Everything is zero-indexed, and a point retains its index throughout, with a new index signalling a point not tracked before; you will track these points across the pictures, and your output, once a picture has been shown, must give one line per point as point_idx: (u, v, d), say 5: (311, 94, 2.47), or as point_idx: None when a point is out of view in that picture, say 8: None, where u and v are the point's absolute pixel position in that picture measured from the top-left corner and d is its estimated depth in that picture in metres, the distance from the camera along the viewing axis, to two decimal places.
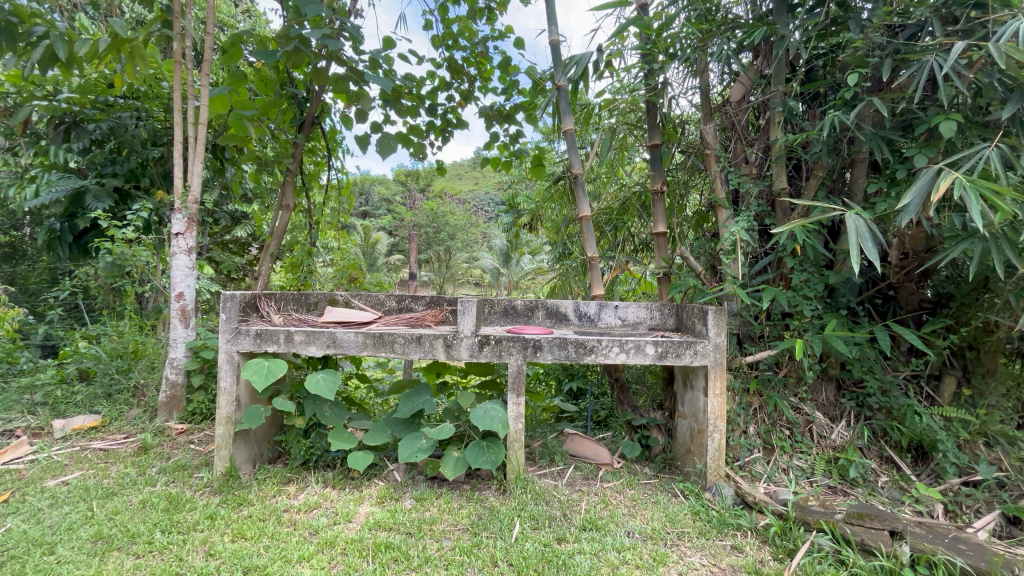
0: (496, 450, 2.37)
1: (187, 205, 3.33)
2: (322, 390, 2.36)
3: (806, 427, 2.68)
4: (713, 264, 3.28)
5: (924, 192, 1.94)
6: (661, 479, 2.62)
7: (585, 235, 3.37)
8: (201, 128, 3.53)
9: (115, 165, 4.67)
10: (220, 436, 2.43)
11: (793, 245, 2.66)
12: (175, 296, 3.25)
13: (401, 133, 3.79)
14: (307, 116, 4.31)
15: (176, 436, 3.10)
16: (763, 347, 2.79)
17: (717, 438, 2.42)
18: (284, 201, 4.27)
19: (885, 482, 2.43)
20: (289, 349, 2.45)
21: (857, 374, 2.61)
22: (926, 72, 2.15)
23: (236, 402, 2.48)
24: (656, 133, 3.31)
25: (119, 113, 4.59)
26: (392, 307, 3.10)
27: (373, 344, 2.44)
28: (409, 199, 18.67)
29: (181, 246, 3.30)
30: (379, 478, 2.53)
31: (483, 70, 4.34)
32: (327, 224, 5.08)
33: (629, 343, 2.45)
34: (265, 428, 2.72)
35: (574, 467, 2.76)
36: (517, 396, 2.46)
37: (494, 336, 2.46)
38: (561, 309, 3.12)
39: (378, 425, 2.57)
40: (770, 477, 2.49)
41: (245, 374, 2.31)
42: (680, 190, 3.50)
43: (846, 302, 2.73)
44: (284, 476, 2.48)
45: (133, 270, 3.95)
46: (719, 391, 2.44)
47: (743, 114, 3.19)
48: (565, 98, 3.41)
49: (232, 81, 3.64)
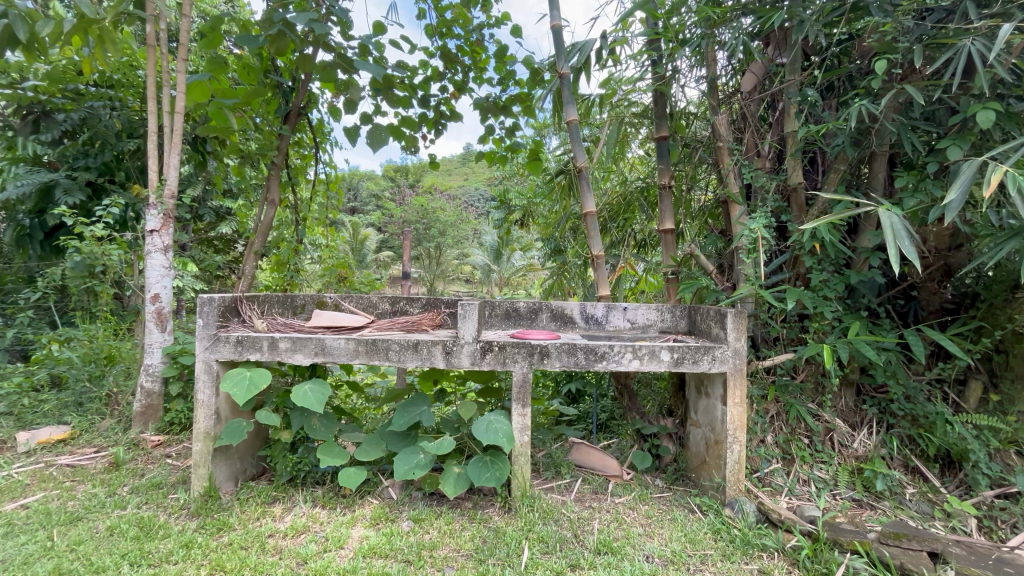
0: (501, 466, 2.17)
1: (163, 200, 3.09)
2: (309, 403, 2.14)
3: (825, 435, 2.55)
4: (723, 262, 3.13)
5: (968, 188, 1.81)
6: (674, 493, 2.46)
7: (590, 232, 3.20)
8: (178, 117, 3.28)
9: (89, 158, 4.45)
10: (198, 453, 2.22)
11: (813, 243, 2.50)
12: (150, 298, 3.02)
13: (394, 125, 3.58)
14: (293, 107, 4.07)
15: (152, 450, 2.88)
16: (780, 351, 2.64)
17: (737, 451, 2.27)
18: (269, 197, 4.03)
19: (913, 494, 2.30)
20: (274, 358, 2.24)
21: (880, 379, 2.47)
22: (963, 59, 2.00)
23: (216, 415, 2.27)
24: (664, 124, 3.13)
25: (91, 102, 4.31)
26: (385, 310, 2.90)
27: (366, 351, 2.24)
28: (398, 194, 18.33)
29: (156, 244, 3.06)
30: (373, 495, 2.35)
31: (478, 60, 4.13)
32: (315, 220, 4.85)
33: (643, 348, 2.28)
34: (249, 442, 2.51)
35: (582, 479, 2.59)
36: (522, 406, 2.27)
37: (497, 342, 2.27)
38: (566, 312, 2.95)
39: (371, 438, 2.37)
40: (792, 491, 2.35)
41: (225, 387, 2.09)
42: (688, 185, 3.34)
43: (867, 302, 2.60)
44: (269, 495, 2.28)
45: (106, 269, 3.70)
46: (739, 400, 2.28)
47: (755, 104, 3.03)
48: (568, 88, 3.22)
49: (211, 67, 3.39)
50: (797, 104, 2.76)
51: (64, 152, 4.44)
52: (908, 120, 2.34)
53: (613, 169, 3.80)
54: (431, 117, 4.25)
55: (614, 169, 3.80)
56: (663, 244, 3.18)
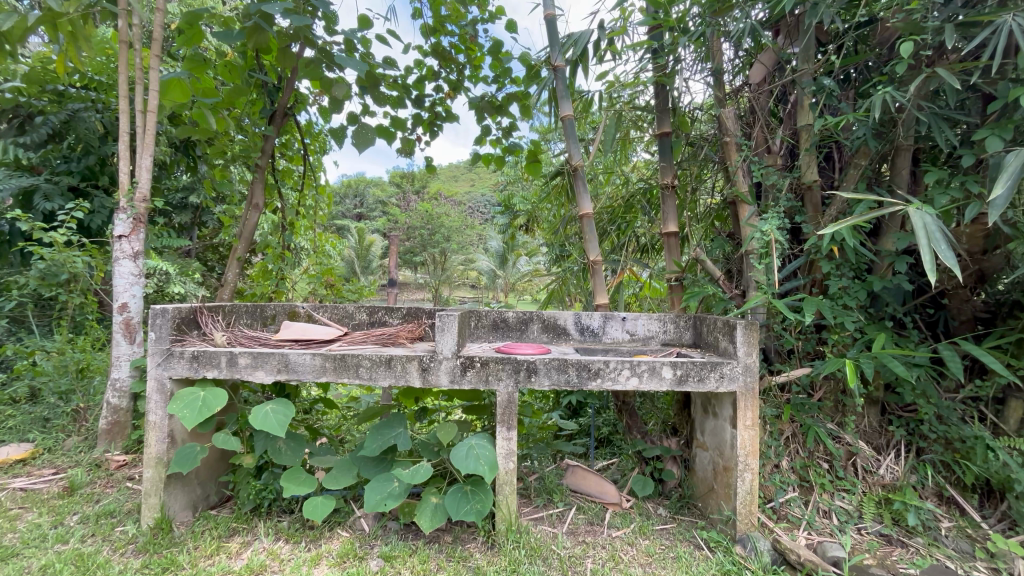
0: (482, 498, 1.94)
1: (134, 203, 2.87)
2: (270, 426, 1.92)
3: (848, 460, 2.30)
4: (731, 268, 2.90)
5: (1016, 184, 1.57)
6: (679, 524, 2.22)
7: (587, 236, 2.97)
8: (150, 116, 3.06)
9: (71, 163, 4.29)
10: (148, 480, 2.02)
11: (831, 246, 2.26)
12: (117, 308, 2.82)
13: (382, 124, 3.35)
14: (278, 107, 3.88)
15: (114, 471, 2.67)
16: (795, 365, 2.39)
17: (749, 479, 2.02)
18: (253, 201, 3.81)
19: (949, 530, 2.04)
20: (232, 375, 2.03)
21: (908, 398, 2.21)
22: (1003, 38, 1.76)
23: (170, 438, 2.06)
24: (665, 120, 2.92)
25: (73, 104, 4.15)
26: (362, 321, 2.75)
27: (333, 368, 2.03)
28: (404, 199, 18.18)
29: (125, 250, 2.85)
30: (343, 527, 2.12)
31: (472, 57, 3.91)
32: (305, 225, 4.66)
33: (642, 364, 2.04)
34: (211, 465, 2.30)
35: (576, 507, 2.35)
36: (508, 430, 2.03)
37: (479, 357, 2.04)
38: (559, 323, 2.73)
39: (342, 463, 2.15)
40: (812, 524, 2.10)
41: (174, 409, 1.88)
42: (693, 185, 3.11)
43: (891, 312, 2.35)
44: (228, 528, 2.06)
45: (80, 276, 3.50)
46: (751, 423, 2.03)
47: (764, 98, 2.79)
48: (563, 81, 2.99)
49: (189, 63, 3.20)
50: (811, 95, 2.52)
51: (46, 156, 4.29)
52: (939, 108, 2.09)
53: (614, 170, 3.58)
54: (425, 118, 4.05)
55: (614, 171, 3.59)
56: (667, 248, 2.95)
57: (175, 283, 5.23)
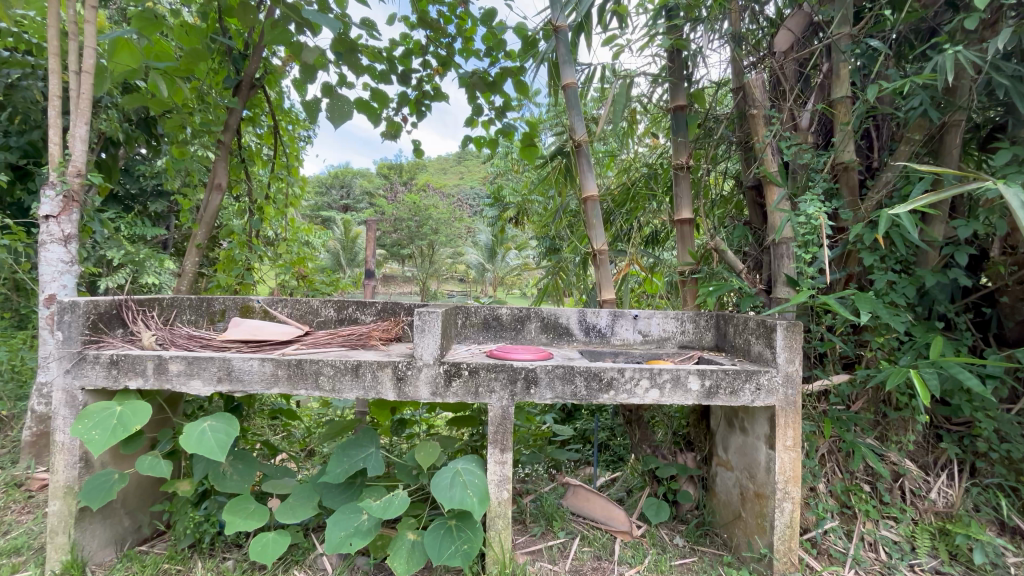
0: (470, 536, 1.59)
1: (66, 178, 2.40)
2: (205, 449, 1.54)
3: (893, 482, 1.99)
4: (750, 260, 2.59)
5: None
6: (701, 559, 1.90)
7: (591, 221, 2.61)
8: (85, 76, 2.47)
9: (8, 136, 3.79)
10: (55, 515, 1.63)
11: (880, 233, 1.94)
12: (44, 300, 2.50)
13: (361, 98, 2.93)
14: (244, 76, 3.43)
15: (35, 493, 2.24)
16: (831, 372, 2.08)
17: (789, 511, 1.69)
18: (215, 180, 3.32)
19: (1018, 567, 1.75)
20: (162, 385, 1.65)
21: (966, 412, 1.90)
22: None
23: (84, 462, 1.68)
24: (680, 92, 2.57)
25: (8, 69, 3.65)
26: (329, 318, 2.39)
27: (288, 377, 1.65)
28: (391, 190, 17.70)
29: (53, 233, 2.43)
30: (301, 568, 1.76)
31: (464, 28, 3.51)
32: (276, 210, 4.23)
33: (663, 374, 1.69)
34: (143, 490, 1.92)
35: (581, 537, 2.01)
36: (502, 452, 1.68)
37: (467, 365, 1.68)
38: (560, 322, 2.40)
39: (301, 490, 1.78)
40: (859, 561, 1.79)
41: (80, 429, 1.49)
42: (707, 167, 2.79)
43: (941, 311, 2.05)
44: (160, 571, 1.69)
45: (5, 262, 3.01)
46: (792, 444, 1.71)
47: (791, 67, 2.46)
48: (565, 45, 2.60)
49: (138, 20, 2.58)
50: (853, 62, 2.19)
51: None
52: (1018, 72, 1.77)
53: (617, 153, 3.25)
54: (412, 97, 3.64)
55: (617, 152, 3.25)
56: (680, 236, 2.62)
57: (137, 274, 4.77)
